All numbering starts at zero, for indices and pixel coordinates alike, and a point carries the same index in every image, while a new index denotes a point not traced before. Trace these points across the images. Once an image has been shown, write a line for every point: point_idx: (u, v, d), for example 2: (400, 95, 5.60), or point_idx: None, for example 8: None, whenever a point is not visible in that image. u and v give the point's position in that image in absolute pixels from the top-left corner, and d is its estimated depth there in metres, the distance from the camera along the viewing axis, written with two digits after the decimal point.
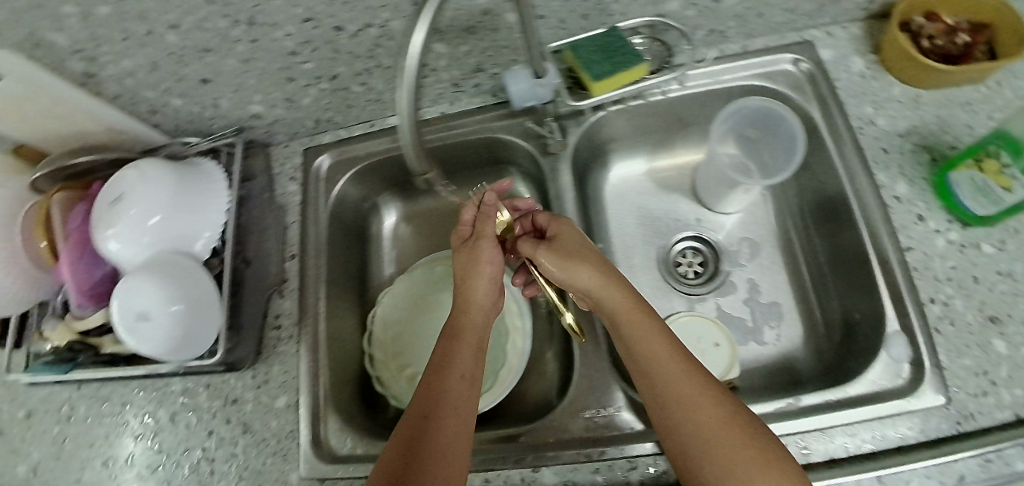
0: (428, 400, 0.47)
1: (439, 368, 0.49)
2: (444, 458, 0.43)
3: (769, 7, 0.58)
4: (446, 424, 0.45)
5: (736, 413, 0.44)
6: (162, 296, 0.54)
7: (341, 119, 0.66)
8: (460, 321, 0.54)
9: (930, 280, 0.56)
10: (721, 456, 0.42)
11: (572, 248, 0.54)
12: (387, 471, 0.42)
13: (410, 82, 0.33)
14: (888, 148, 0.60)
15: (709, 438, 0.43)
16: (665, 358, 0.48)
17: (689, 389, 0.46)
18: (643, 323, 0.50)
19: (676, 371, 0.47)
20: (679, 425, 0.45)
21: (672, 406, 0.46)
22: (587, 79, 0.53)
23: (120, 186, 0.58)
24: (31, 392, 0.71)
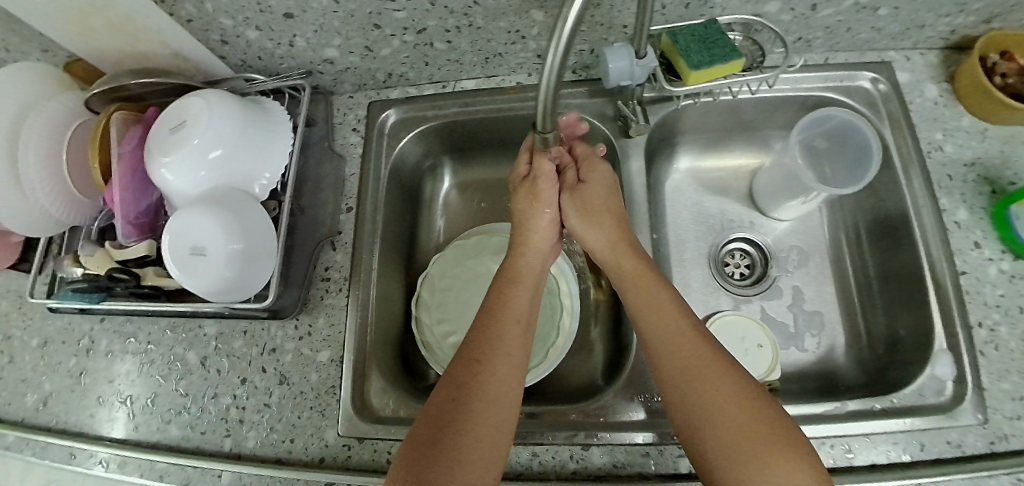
0: (482, 346, 0.48)
1: (492, 315, 0.51)
2: (492, 403, 0.45)
3: (860, 22, 0.60)
4: (496, 372, 0.46)
5: (741, 383, 0.44)
6: (223, 235, 0.53)
7: (414, 76, 0.65)
8: (517, 264, 0.56)
9: (980, 306, 0.56)
10: (725, 425, 0.42)
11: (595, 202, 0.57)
12: (435, 416, 0.44)
13: (565, 39, 0.34)
14: (953, 176, 0.61)
15: (712, 406, 0.43)
16: (674, 328, 0.48)
17: (695, 357, 0.46)
18: (655, 291, 0.51)
19: (684, 338, 0.47)
20: (682, 392, 0.45)
21: (674, 373, 0.46)
22: (685, 66, 0.54)
23: (183, 112, 0.55)
24: (51, 319, 0.71)
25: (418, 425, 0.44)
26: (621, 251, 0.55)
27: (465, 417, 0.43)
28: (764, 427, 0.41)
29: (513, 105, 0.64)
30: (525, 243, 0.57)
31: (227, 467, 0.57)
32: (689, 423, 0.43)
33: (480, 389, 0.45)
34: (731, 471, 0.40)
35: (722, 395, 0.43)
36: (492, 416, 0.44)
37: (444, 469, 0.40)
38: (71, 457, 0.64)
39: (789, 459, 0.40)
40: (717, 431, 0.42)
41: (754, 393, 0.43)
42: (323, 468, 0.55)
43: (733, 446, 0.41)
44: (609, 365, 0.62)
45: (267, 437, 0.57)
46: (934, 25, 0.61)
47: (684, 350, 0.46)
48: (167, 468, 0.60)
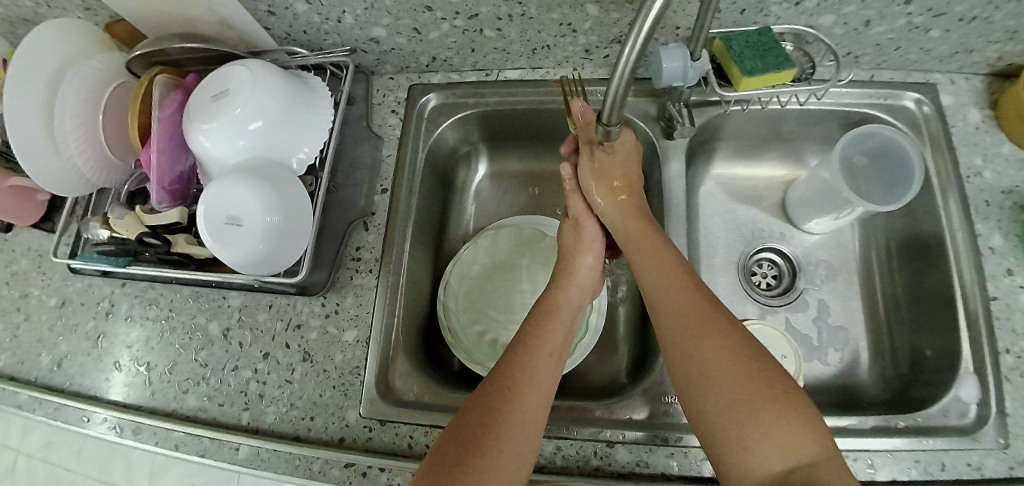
0: (513, 373, 0.45)
1: (528, 344, 0.48)
2: (520, 433, 0.42)
3: (910, 42, 0.60)
4: (529, 397, 0.44)
5: (742, 341, 0.43)
6: (262, 207, 0.53)
7: (458, 62, 0.65)
8: (556, 298, 0.54)
9: (1007, 333, 0.55)
10: (724, 382, 0.41)
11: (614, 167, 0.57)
12: (462, 431, 0.42)
13: (653, 19, 0.35)
14: (990, 201, 0.60)
15: (713, 364, 0.42)
16: (679, 288, 0.48)
17: (698, 315, 0.45)
18: (664, 255, 0.51)
19: (687, 297, 0.47)
20: (683, 351, 0.44)
21: (676, 332, 0.46)
22: (738, 72, 0.54)
23: (225, 81, 0.55)
24: (71, 279, 0.70)
25: (445, 437, 0.42)
26: (640, 231, 0.54)
27: (493, 443, 0.41)
28: (767, 386, 0.40)
29: (556, 98, 0.64)
30: (564, 285, 0.55)
31: (245, 441, 0.56)
32: (690, 383, 0.43)
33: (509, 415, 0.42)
34: (730, 430, 0.40)
35: (723, 354, 0.42)
36: (519, 446, 0.42)
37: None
38: (84, 420, 0.62)
39: (790, 420, 0.39)
40: (716, 388, 0.41)
41: (755, 352, 0.43)
42: (343, 447, 0.54)
43: (733, 403, 0.40)
44: (634, 366, 0.62)
45: (287, 414, 0.57)
46: (981, 50, 0.60)
47: (686, 309, 0.46)
48: (184, 438, 0.58)
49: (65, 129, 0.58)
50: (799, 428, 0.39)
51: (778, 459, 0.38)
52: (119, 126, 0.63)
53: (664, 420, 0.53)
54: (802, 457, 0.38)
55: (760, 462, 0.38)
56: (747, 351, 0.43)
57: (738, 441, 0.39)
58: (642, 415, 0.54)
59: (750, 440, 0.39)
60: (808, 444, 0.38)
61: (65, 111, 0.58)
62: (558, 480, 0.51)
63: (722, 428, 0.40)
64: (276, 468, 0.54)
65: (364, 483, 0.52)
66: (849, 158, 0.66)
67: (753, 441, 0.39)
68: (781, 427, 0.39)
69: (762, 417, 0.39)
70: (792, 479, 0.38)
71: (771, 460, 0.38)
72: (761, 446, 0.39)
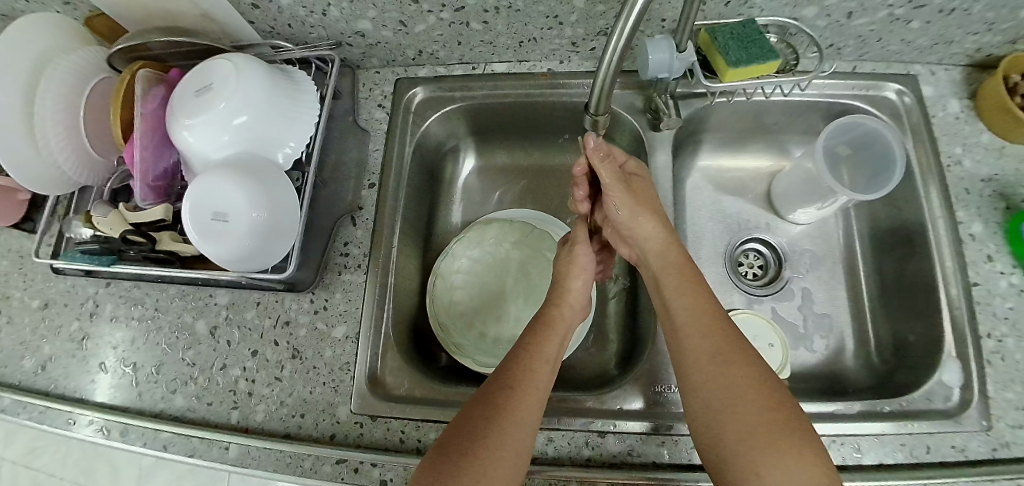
0: (520, 365, 0.46)
1: (530, 347, 0.48)
2: (526, 421, 0.43)
3: (892, 33, 0.61)
4: (531, 391, 0.45)
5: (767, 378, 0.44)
6: (248, 203, 0.52)
7: (444, 56, 0.65)
8: (552, 313, 0.53)
9: (988, 317, 0.57)
10: (746, 416, 0.42)
11: (647, 199, 0.54)
12: (466, 426, 0.42)
13: (639, 9, 0.35)
14: (969, 189, 0.62)
15: (737, 396, 0.43)
16: (705, 314, 0.48)
17: (724, 346, 0.46)
18: (690, 281, 0.50)
19: (713, 326, 0.47)
20: (705, 379, 0.44)
21: (700, 359, 0.46)
22: (723, 63, 0.54)
23: (210, 75, 0.54)
24: (53, 280, 0.69)
25: (445, 435, 0.42)
26: (674, 258, 0.52)
27: (500, 432, 0.41)
28: (786, 425, 0.41)
29: (543, 90, 0.64)
30: (562, 301, 0.54)
31: (235, 439, 0.55)
32: (710, 412, 0.43)
33: (516, 409, 0.43)
34: (745, 460, 0.40)
35: (747, 387, 0.43)
36: (521, 438, 0.42)
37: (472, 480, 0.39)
38: (68, 422, 0.61)
39: (807, 459, 0.40)
40: (737, 419, 0.42)
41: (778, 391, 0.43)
42: (335, 443, 0.54)
43: (751, 436, 0.41)
44: (624, 357, 0.63)
45: (277, 412, 0.56)
46: (960, 41, 0.61)
47: (712, 338, 0.46)
48: (173, 438, 0.57)
49: (46, 125, 0.58)
50: (815, 468, 0.39)
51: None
52: (101, 122, 0.62)
53: (654, 409, 0.54)
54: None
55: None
56: (770, 388, 0.43)
57: (751, 470, 0.40)
58: (632, 404, 0.54)
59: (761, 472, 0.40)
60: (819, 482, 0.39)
61: (45, 108, 0.58)
62: (550, 470, 0.51)
63: (737, 457, 0.41)
64: (267, 466, 0.54)
65: (355, 479, 0.52)
66: (833, 147, 0.67)
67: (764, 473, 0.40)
68: (798, 463, 0.39)
69: (778, 452, 0.40)
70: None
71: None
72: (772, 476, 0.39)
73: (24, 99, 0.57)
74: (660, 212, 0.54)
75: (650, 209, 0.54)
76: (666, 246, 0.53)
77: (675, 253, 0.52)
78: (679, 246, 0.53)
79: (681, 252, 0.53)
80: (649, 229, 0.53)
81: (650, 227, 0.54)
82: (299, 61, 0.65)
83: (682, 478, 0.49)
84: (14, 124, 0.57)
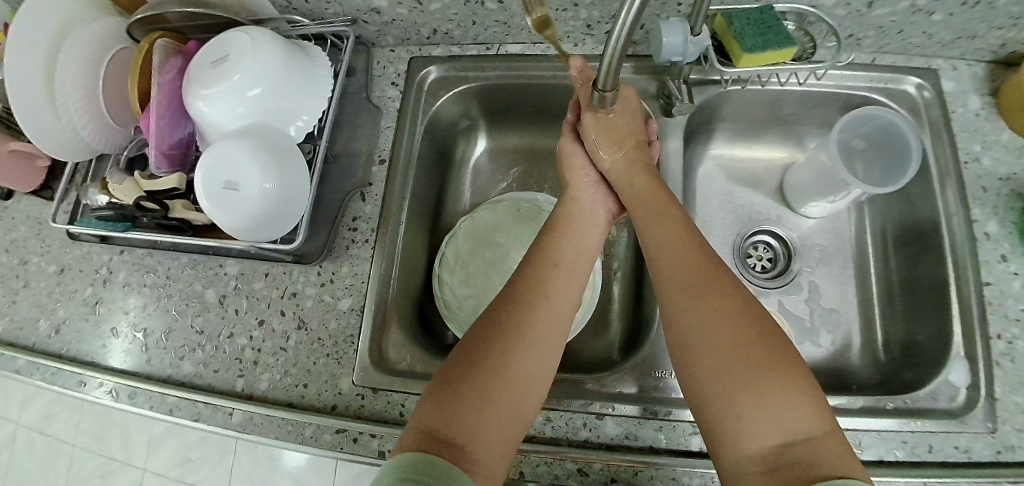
0: (525, 295, 0.47)
1: (537, 270, 0.50)
2: (532, 357, 0.44)
3: (913, 25, 0.59)
4: (523, 356, 0.43)
5: (751, 311, 0.43)
6: (259, 172, 0.53)
7: (459, 35, 0.65)
8: (563, 224, 0.56)
9: (999, 318, 0.55)
10: (728, 355, 0.41)
11: (620, 130, 0.57)
12: (466, 359, 0.42)
13: None
14: (987, 187, 0.60)
15: (718, 333, 0.42)
16: (690, 254, 0.47)
17: (708, 284, 0.45)
18: (676, 222, 0.51)
19: (697, 266, 0.46)
20: (687, 319, 0.44)
21: (682, 297, 0.45)
22: (738, 49, 0.54)
23: (226, 47, 0.55)
24: (69, 247, 0.70)
25: (444, 370, 0.42)
26: (640, 187, 0.55)
27: (503, 366, 0.42)
28: (766, 361, 0.40)
29: (556, 72, 0.64)
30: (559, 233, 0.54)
31: (239, 405, 0.56)
32: (689, 351, 0.43)
33: (522, 335, 0.44)
34: (726, 405, 0.40)
35: (731, 322, 0.42)
36: (530, 367, 0.43)
37: (473, 411, 0.40)
38: (80, 384, 0.63)
39: (790, 396, 0.39)
40: (721, 360, 0.41)
41: (765, 327, 0.42)
42: (335, 414, 0.55)
43: (734, 376, 0.40)
44: (626, 343, 0.63)
45: (280, 381, 0.57)
46: (985, 36, 0.60)
47: (695, 276, 0.46)
48: (179, 402, 0.59)
49: (65, 92, 0.59)
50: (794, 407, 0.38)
51: (772, 435, 0.38)
52: (119, 90, 0.63)
53: (653, 394, 0.54)
54: (801, 433, 0.38)
55: (755, 436, 0.38)
56: (757, 323, 0.42)
57: (734, 412, 0.39)
58: (631, 389, 0.54)
59: (742, 413, 0.39)
60: (798, 418, 0.38)
61: (65, 73, 0.59)
62: (547, 449, 0.51)
63: (722, 400, 0.40)
64: (268, 433, 0.55)
65: (354, 449, 0.53)
66: (848, 140, 0.66)
67: (744, 413, 0.39)
68: (775, 402, 0.38)
69: (763, 394, 0.39)
70: (785, 457, 0.37)
71: (765, 434, 0.38)
72: (753, 420, 0.38)
73: (45, 66, 0.59)
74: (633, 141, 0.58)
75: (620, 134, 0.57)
76: (630, 169, 0.57)
77: (642, 179, 0.56)
78: (647, 172, 0.57)
79: (647, 178, 0.56)
80: (612, 157, 0.58)
81: (610, 156, 0.58)
82: (315, 37, 0.66)
83: (677, 462, 0.49)
84: (36, 90, 0.58)
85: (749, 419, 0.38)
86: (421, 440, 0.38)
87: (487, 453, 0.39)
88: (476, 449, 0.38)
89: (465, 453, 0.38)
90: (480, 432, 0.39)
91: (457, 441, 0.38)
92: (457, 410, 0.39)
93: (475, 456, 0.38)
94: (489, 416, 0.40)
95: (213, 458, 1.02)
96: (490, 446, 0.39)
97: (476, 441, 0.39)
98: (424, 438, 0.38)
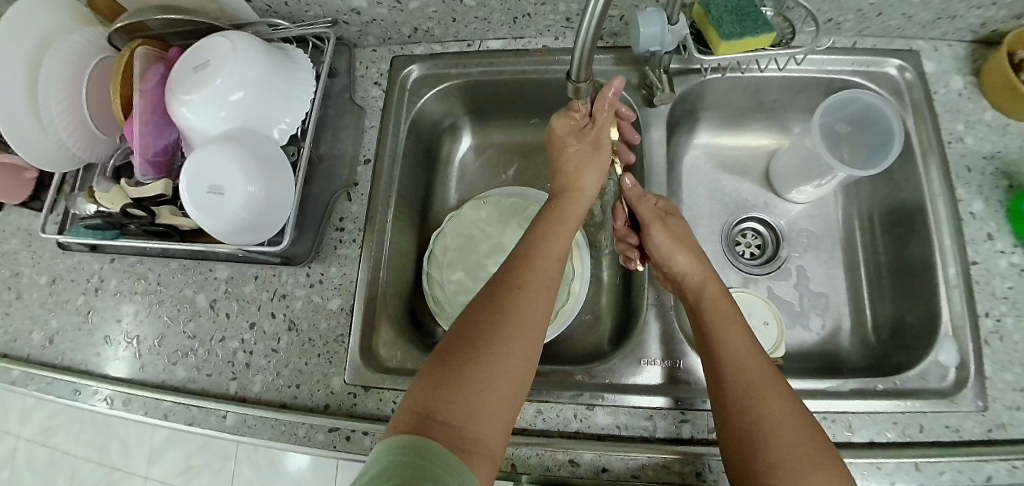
0: (520, 275, 0.47)
1: (531, 252, 0.49)
2: (528, 336, 0.43)
3: (892, 7, 0.60)
4: (524, 339, 0.43)
5: (811, 424, 0.42)
6: (243, 176, 0.53)
7: (439, 33, 0.65)
8: (560, 213, 0.55)
9: (987, 296, 0.56)
10: (796, 469, 0.39)
11: (683, 236, 0.56)
12: (464, 341, 0.42)
13: None
14: (971, 167, 0.60)
15: (775, 432, 0.41)
16: (752, 362, 0.45)
17: (773, 395, 0.43)
18: (735, 323, 0.49)
19: (763, 377, 0.44)
20: (749, 423, 0.42)
21: (744, 402, 0.43)
22: (716, 36, 0.54)
23: (207, 51, 0.55)
24: (60, 257, 0.71)
25: (438, 353, 0.42)
26: (712, 296, 0.52)
27: (499, 346, 0.42)
28: (825, 466, 0.39)
29: (538, 67, 0.64)
30: (563, 223, 0.54)
31: (233, 408, 0.57)
32: (744, 442, 0.41)
33: (519, 316, 0.44)
34: None
35: (796, 435, 0.40)
36: (527, 346, 0.43)
37: (472, 394, 0.39)
38: (76, 393, 0.63)
39: None
40: (790, 473, 0.38)
41: (825, 445, 0.40)
42: (328, 413, 0.55)
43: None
44: (617, 333, 0.63)
45: (273, 383, 0.57)
46: (964, 16, 0.60)
47: (759, 383, 0.44)
48: (174, 407, 0.59)
49: (50, 106, 0.60)
50: None
51: None
52: (103, 100, 0.63)
53: (644, 383, 0.55)
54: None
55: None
56: (820, 440, 0.41)
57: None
58: (620, 378, 0.55)
59: None
60: None
61: (49, 84, 0.59)
62: (539, 441, 0.51)
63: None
64: (262, 434, 0.55)
65: (347, 447, 0.53)
66: (830, 125, 0.66)
67: None
68: None
69: None
70: None
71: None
72: None
73: (29, 82, 0.59)
74: (694, 244, 0.56)
75: (683, 237, 0.56)
76: (702, 276, 0.54)
77: (712, 289, 0.53)
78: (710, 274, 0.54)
79: (718, 286, 0.53)
80: (685, 262, 0.55)
81: (685, 260, 0.55)
82: (296, 40, 0.66)
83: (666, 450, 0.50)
84: (18, 101, 0.58)
85: None
86: (415, 421, 0.37)
87: (488, 433, 0.38)
88: (475, 430, 0.38)
89: (464, 434, 0.37)
90: (481, 414, 0.39)
91: (455, 423, 0.37)
92: (457, 391, 0.39)
93: (474, 436, 0.37)
94: (488, 395, 0.39)
95: (213, 464, 1.02)
96: (490, 425, 0.39)
97: (476, 424, 0.38)
98: (421, 419, 0.37)
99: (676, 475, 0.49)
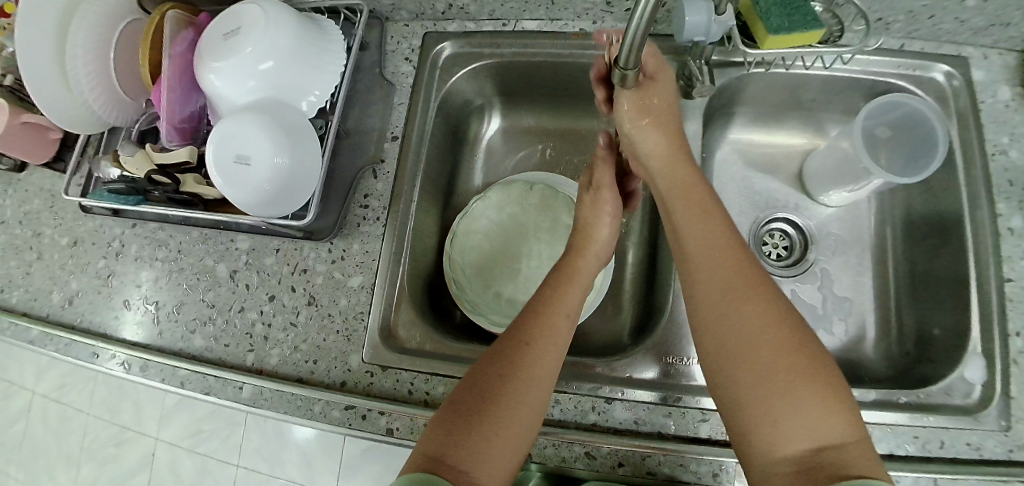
0: (534, 330, 0.46)
1: (544, 303, 0.48)
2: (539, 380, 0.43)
3: (945, 10, 0.57)
4: (536, 378, 0.43)
5: (782, 313, 0.41)
6: (271, 148, 0.52)
7: (474, 10, 0.64)
8: (576, 262, 0.54)
9: (1019, 315, 0.54)
10: (764, 361, 0.39)
11: (657, 108, 0.55)
12: (475, 387, 0.42)
13: None
14: (1013, 181, 0.58)
15: (747, 334, 0.40)
16: (716, 259, 0.45)
17: (741, 286, 0.42)
18: (711, 216, 0.48)
19: (734, 271, 0.43)
20: (717, 321, 0.42)
21: (714, 303, 0.43)
22: (763, 29, 0.53)
23: (240, 19, 0.54)
24: (82, 219, 0.70)
25: (452, 401, 0.42)
26: (680, 178, 0.52)
27: (517, 395, 0.41)
28: (798, 360, 0.39)
29: (573, 50, 0.62)
30: (571, 273, 0.52)
31: (250, 380, 0.57)
32: (720, 358, 0.41)
33: (529, 367, 0.43)
34: (758, 411, 0.38)
35: (763, 323, 0.40)
36: (535, 400, 0.42)
37: (482, 437, 0.39)
38: (93, 356, 0.63)
39: (821, 399, 0.37)
40: (752, 362, 0.39)
41: (795, 329, 0.40)
42: (345, 391, 0.55)
43: (768, 380, 0.38)
44: (635, 327, 0.63)
45: (291, 357, 0.57)
46: (1019, 24, 0.58)
47: (731, 276, 0.43)
48: (190, 376, 0.59)
49: (77, 64, 0.58)
50: (827, 406, 0.37)
51: (804, 438, 0.37)
52: (128, 65, 0.63)
53: (666, 380, 0.54)
54: (829, 434, 0.37)
55: (786, 437, 0.37)
56: (791, 326, 0.40)
57: (765, 414, 0.38)
58: (640, 374, 0.54)
59: (777, 418, 0.37)
60: (830, 416, 0.37)
61: (78, 47, 0.58)
62: (555, 431, 0.51)
63: (751, 400, 0.39)
64: (278, 407, 0.55)
65: (363, 426, 0.53)
66: (871, 128, 0.64)
67: (780, 419, 0.37)
68: (810, 406, 0.37)
69: (796, 399, 0.37)
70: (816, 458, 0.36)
71: (798, 437, 0.37)
72: (787, 423, 0.37)
73: (56, 41, 0.58)
74: (669, 124, 0.55)
75: (657, 116, 0.54)
76: (670, 161, 0.53)
77: (680, 170, 0.52)
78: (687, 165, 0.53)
79: (687, 170, 0.52)
80: (654, 141, 0.54)
81: (653, 140, 0.54)
82: (328, 11, 0.65)
83: (684, 449, 0.49)
84: (47, 65, 0.57)
85: (781, 425, 0.37)
86: (426, 463, 0.37)
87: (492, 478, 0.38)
88: (482, 475, 0.38)
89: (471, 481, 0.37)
90: (488, 458, 0.39)
91: (463, 468, 0.38)
92: (469, 437, 0.39)
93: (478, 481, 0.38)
94: (497, 441, 0.39)
95: (222, 431, 1.03)
96: (496, 470, 0.39)
97: (479, 464, 0.38)
98: (429, 460, 0.38)
99: (692, 474, 0.49)
